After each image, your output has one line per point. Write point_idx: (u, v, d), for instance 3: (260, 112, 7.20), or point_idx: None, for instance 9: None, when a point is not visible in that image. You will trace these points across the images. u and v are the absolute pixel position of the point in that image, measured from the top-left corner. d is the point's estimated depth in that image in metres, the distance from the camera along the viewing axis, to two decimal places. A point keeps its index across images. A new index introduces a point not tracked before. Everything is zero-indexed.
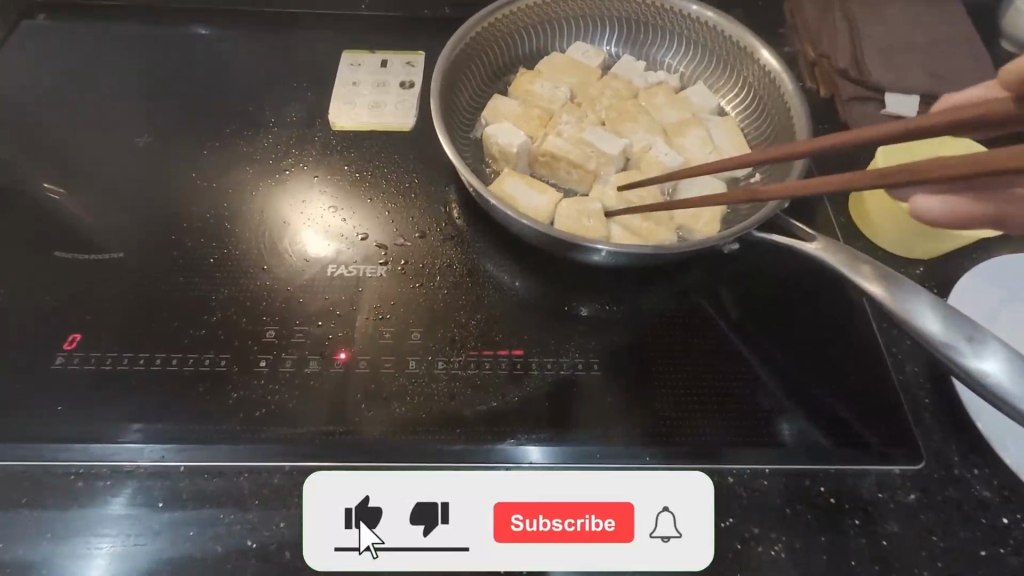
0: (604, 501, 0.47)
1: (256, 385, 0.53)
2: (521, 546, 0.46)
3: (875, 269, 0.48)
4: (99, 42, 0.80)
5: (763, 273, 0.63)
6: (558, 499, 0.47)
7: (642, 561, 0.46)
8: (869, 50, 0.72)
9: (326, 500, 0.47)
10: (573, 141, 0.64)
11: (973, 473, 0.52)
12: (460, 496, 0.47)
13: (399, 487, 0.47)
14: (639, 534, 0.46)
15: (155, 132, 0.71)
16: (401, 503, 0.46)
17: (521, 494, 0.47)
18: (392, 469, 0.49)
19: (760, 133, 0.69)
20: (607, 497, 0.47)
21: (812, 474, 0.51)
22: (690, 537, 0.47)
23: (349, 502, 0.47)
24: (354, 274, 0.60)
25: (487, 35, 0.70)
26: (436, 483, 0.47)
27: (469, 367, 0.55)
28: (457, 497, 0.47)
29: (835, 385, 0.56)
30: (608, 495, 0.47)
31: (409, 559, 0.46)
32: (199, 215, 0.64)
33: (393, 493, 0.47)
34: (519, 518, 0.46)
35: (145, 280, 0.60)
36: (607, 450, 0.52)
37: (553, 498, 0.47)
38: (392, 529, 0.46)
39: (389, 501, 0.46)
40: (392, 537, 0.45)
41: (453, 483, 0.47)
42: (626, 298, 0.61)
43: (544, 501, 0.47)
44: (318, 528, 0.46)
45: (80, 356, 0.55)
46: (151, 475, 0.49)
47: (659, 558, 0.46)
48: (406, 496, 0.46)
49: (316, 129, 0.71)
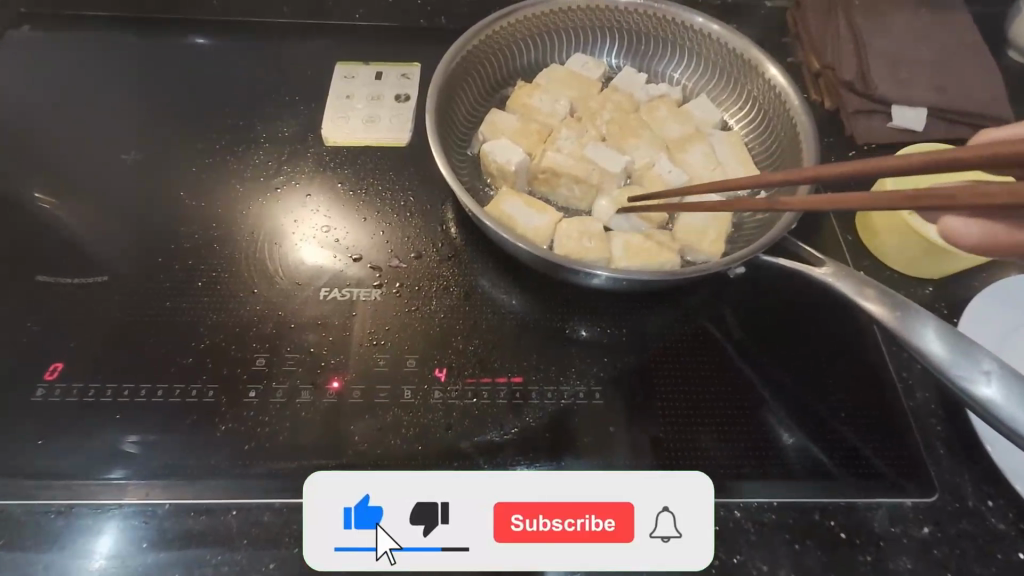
0: (603, 501, 0.46)
1: (246, 417, 0.52)
2: (521, 547, 0.45)
3: (880, 293, 0.47)
4: (85, 54, 0.78)
5: (769, 294, 0.62)
6: (559, 499, 0.46)
7: (642, 561, 0.45)
8: (876, 62, 0.70)
9: (326, 501, 0.46)
10: (573, 158, 0.63)
11: (987, 505, 0.50)
12: (460, 496, 0.45)
13: (399, 487, 0.46)
14: (639, 534, 0.45)
15: (142, 147, 0.69)
16: (400, 502, 0.45)
17: (521, 494, 0.46)
18: (390, 471, 0.48)
19: (765, 149, 0.68)
20: (606, 496, 0.46)
21: (821, 508, 0.50)
22: (690, 537, 0.46)
23: (350, 502, 0.45)
24: (348, 297, 0.58)
25: (485, 48, 0.68)
26: (434, 483, 0.46)
27: (467, 396, 0.53)
28: (457, 496, 0.45)
29: (844, 412, 0.55)
30: (608, 494, 0.46)
31: (406, 559, 0.44)
32: (188, 235, 0.62)
33: (394, 489, 0.46)
34: (520, 518, 0.45)
35: (131, 305, 0.58)
36: (610, 466, 0.51)
37: (552, 498, 0.46)
38: (390, 528, 0.44)
39: (389, 499, 0.45)
40: (392, 537, 0.44)
41: (454, 482, 0.46)
42: (629, 321, 0.59)
43: (542, 501, 0.45)
44: (318, 528, 0.45)
45: (61, 387, 0.53)
46: (135, 514, 0.47)
47: (658, 557, 0.45)
48: (406, 495, 0.45)
49: (309, 144, 0.69)
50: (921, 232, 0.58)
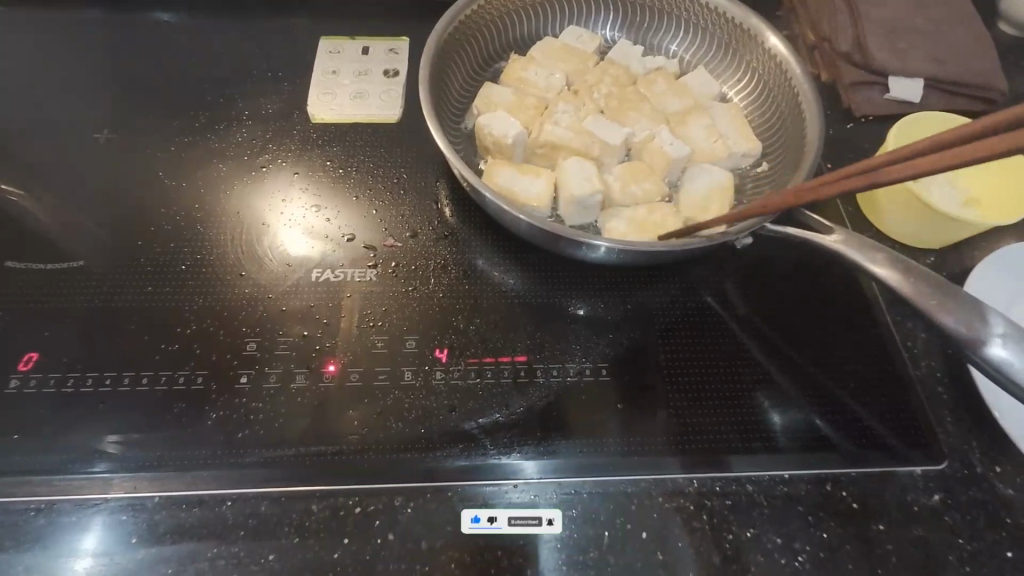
0: (572, 496, 0.47)
1: (239, 403, 0.49)
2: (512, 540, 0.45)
3: (891, 258, 0.45)
4: (52, 29, 0.73)
5: (772, 266, 0.61)
6: (539, 496, 0.47)
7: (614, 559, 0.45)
8: (875, 31, 0.69)
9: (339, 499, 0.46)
10: (572, 131, 0.61)
11: (994, 471, 0.50)
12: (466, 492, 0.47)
13: (418, 482, 0.47)
14: (603, 533, 0.46)
15: (116, 127, 0.66)
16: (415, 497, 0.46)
17: (508, 489, 0.47)
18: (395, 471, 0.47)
19: (765, 122, 0.67)
20: (574, 492, 0.47)
21: (832, 479, 0.49)
22: (669, 539, 0.46)
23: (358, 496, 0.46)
24: (342, 278, 0.56)
25: (478, 19, 0.66)
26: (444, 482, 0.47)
27: (470, 376, 0.51)
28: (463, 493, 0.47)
29: (853, 385, 0.54)
30: (574, 491, 0.47)
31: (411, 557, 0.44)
32: (168, 217, 0.59)
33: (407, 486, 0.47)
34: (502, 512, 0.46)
35: (109, 292, 0.55)
36: (599, 451, 0.49)
37: (533, 494, 0.47)
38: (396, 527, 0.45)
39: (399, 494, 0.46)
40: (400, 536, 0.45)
41: (461, 481, 0.47)
42: (632, 296, 0.58)
43: (526, 497, 0.47)
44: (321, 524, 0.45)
45: (37, 377, 0.50)
46: (123, 508, 0.45)
47: (636, 558, 0.45)
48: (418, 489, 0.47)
49: (294, 122, 0.66)
50: (919, 195, 0.57)
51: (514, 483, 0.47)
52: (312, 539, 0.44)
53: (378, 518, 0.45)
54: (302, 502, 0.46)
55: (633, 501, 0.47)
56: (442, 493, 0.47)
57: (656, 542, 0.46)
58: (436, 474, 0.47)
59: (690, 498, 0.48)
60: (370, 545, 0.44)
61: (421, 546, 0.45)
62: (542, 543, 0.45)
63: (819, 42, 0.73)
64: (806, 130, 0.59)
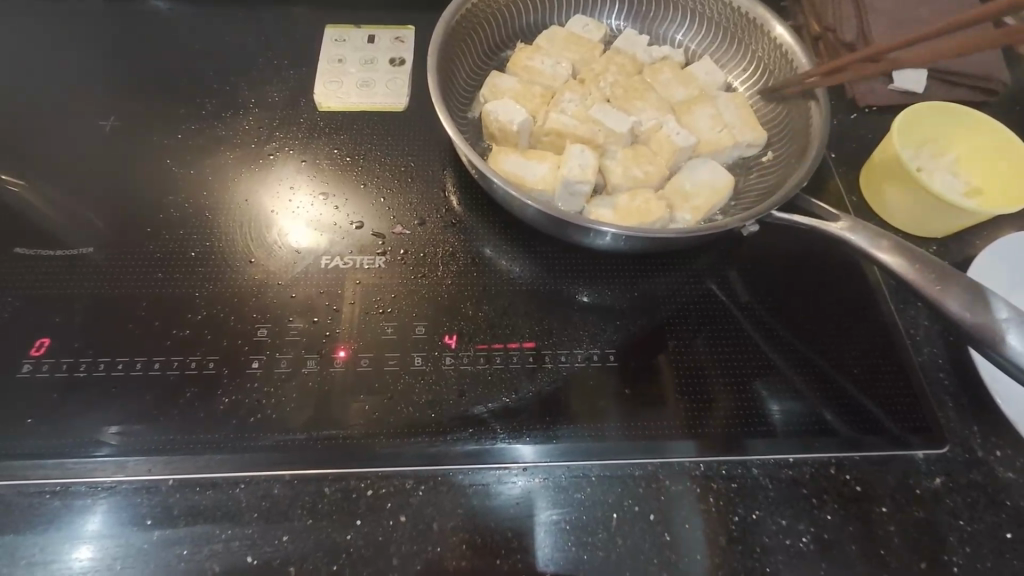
0: (582, 478, 0.48)
1: (251, 389, 0.50)
2: (520, 520, 0.46)
3: (896, 244, 0.46)
4: (55, 17, 0.73)
5: (777, 255, 0.61)
6: (547, 478, 0.48)
7: (620, 539, 0.46)
8: (880, 21, 0.69)
9: (346, 481, 0.47)
10: (578, 117, 0.62)
11: (995, 455, 0.51)
12: (472, 475, 0.47)
13: (424, 465, 0.47)
14: (613, 511, 0.47)
15: (121, 114, 0.66)
16: (420, 481, 0.47)
17: (516, 471, 0.48)
18: (401, 456, 0.47)
19: (770, 111, 0.67)
20: (584, 473, 0.48)
21: (836, 463, 0.50)
22: (674, 516, 0.47)
23: (367, 479, 0.47)
24: (350, 265, 0.56)
25: (484, 8, 0.66)
26: (449, 466, 0.47)
27: (478, 363, 0.52)
28: (471, 475, 0.47)
29: (857, 372, 0.55)
30: (584, 471, 0.48)
31: (421, 536, 0.45)
32: (177, 204, 0.59)
33: (414, 469, 0.47)
34: (511, 493, 0.47)
35: (118, 278, 0.55)
36: (605, 437, 0.49)
37: (542, 476, 0.48)
38: (403, 508, 0.46)
39: (406, 476, 0.47)
40: (408, 516, 0.46)
41: (465, 464, 0.47)
42: (637, 283, 0.58)
43: (537, 478, 0.48)
44: (332, 505, 0.46)
45: (50, 362, 0.50)
46: (136, 491, 0.45)
47: (643, 538, 0.46)
48: (425, 472, 0.47)
49: (300, 109, 0.66)
50: (919, 184, 0.58)
51: (521, 467, 0.48)
52: (325, 520, 0.45)
53: (389, 501, 0.46)
54: (315, 485, 0.46)
55: (641, 484, 0.48)
56: (451, 477, 0.47)
57: (663, 524, 0.46)
58: (446, 458, 0.48)
59: (696, 480, 0.48)
60: (381, 526, 0.45)
61: (432, 528, 0.45)
62: (550, 525, 0.46)
63: (824, 33, 0.73)
64: (812, 122, 0.60)
